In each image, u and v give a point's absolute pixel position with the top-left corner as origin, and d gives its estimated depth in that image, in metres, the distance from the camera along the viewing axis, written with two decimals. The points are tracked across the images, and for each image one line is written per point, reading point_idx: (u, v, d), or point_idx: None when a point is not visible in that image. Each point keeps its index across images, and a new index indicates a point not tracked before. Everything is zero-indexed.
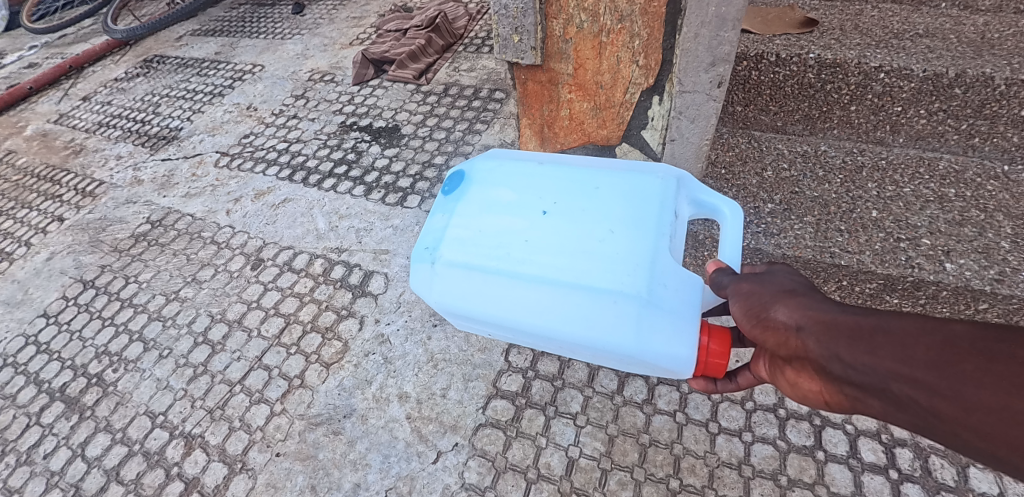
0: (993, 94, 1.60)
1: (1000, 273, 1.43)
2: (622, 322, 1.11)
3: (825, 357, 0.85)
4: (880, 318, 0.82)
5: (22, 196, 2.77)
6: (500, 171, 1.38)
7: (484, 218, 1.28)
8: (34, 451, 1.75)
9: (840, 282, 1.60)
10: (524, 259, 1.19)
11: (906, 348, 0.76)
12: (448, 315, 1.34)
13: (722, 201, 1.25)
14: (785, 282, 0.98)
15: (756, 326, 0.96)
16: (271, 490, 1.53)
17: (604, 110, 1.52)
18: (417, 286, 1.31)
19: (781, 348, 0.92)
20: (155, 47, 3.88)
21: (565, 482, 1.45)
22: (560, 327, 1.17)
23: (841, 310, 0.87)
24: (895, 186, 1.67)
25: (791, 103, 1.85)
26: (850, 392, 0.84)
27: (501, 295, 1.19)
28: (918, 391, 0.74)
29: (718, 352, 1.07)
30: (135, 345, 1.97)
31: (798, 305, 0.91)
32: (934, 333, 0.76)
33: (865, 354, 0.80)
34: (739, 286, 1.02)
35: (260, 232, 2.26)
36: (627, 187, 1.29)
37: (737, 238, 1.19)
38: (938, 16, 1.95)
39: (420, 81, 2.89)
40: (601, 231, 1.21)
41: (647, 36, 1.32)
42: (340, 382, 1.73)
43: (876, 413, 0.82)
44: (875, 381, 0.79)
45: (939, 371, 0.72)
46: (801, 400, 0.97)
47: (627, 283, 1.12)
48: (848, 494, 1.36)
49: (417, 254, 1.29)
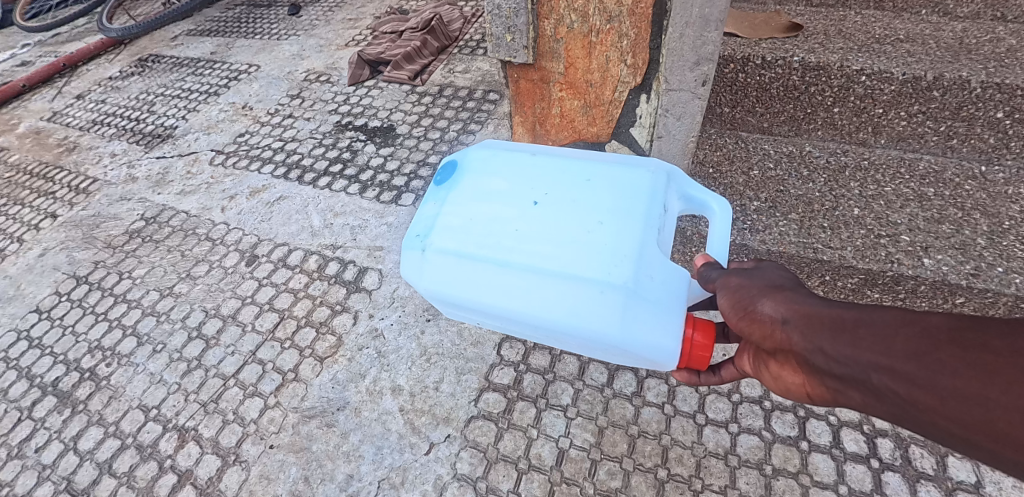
0: (969, 96, 1.66)
1: (976, 268, 1.48)
2: (608, 312, 1.14)
3: (809, 349, 0.88)
4: (862, 311, 0.85)
5: (15, 192, 2.77)
6: (492, 161, 1.42)
7: (476, 207, 1.32)
8: (25, 444, 1.76)
9: (822, 278, 1.64)
10: (513, 248, 1.23)
11: (886, 340, 0.79)
12: (437, 302, 1.37)
13: (711, 197, 1.29)
14: (774, 277, 1.00)
15: (742, 319, 0.98)
16: (264, 482, 1.54)
17: (594, 108, 1.56)
18: (406, 272, 1.34)
19: (766, 341, 0.95)
20: (150, 46, 3.89)
21: (555, 472, 1.47)
22: (547, 317, 1.19)
23: (824, 304, 0.90)
24: (877, 185, 1.72)
25: (777, 104, 1.90)
26: (831, 385, 0.88)
27: (488, 283, 1.22)
28: (896, 381, 0.77)
29: (702, 344, 1.12)
30: (128, 340, 1.98)
31: (785, 299, 0.94)
32: (913, 324, 0.78)
33: (847, 346, 0.83)
34: (727, 280, 1.04)
35: (255, 229, 2.28)
36: (618, 180, 1.33)
37: (725, 233, 1.23)
38: (919, 23, 2.01)
39: (415, 82, 2.93)
40: (590, 222, 1.24)
41: (635, 36, 1.37)
42: (333, 375, 1.75)
43: (856, 405, 0.86)
44: (856, 372, 0.82)
45: (917, 361, 0.75)
46: (784, 392, 1.02)
47: (615, 273, 1.15)
48: (831, 483, 1.40)
49: (409, 241, 1.32)
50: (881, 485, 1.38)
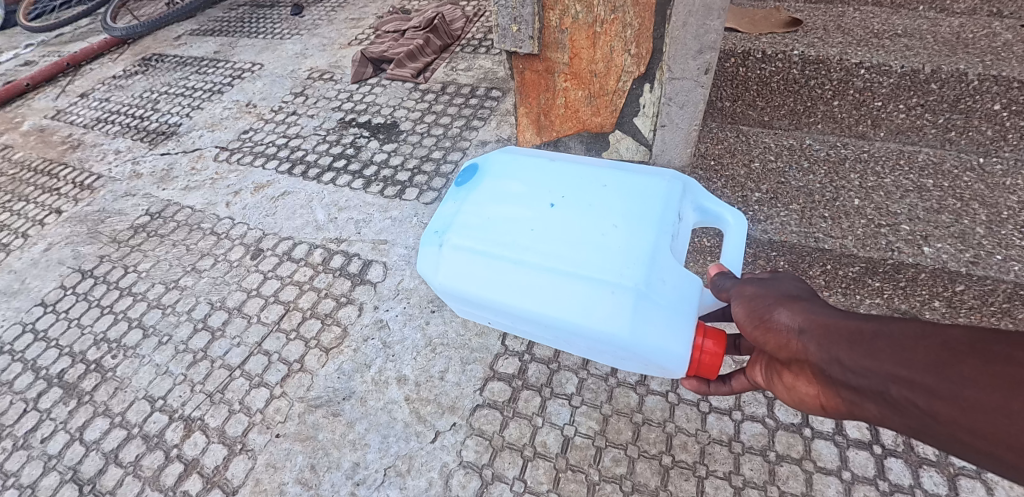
0: (966, 89, 1.68)
1: (976, 256, 1.50)
2: (617, 312, 1.15)
3: (825, 360, 0.88)
4: (879, 323, 0.84)
5: (18, 189, 2.78)
6: (511, 166, 1.45)
7: (494, 207, 1.35)
8: (31, 435, 1.76)
9: (824, 267, 1.66)
10: (526, 247, 1.25)
11: (904, 351, 0.78)
12: (450, 299, 1.38)
13: (726, 209, 1.31)
14: (790, 288, 1.02)
15: (757, 328, 1.00)
16: (271, 470, 1.55)
17: (598, 98, 1.58)
18: (422, 268, 1.36)
19: (780, 351, 0.96)
20: (154, 45, 3.92)
21: (561, 459, 1.48)
22: (555, 315, 1.20)
23: (841, 316, 0.90)
24: (876, 177, 1.74)
25: (776, 98, 1.92)
26: (848, 396, 0.87)
27: (501, 281, 1.24)
28: (915, 393, 0.75)
29: (712, 351, 1.13)
30: (134, 332, 1.99)
31: (800, 310, 0.95)
32: (931, 337, 0.77)
33: (863, 357, 0.82)
34: (741, 288, 1.07)
35: (260, 223, 2.30)
36: (632, 187, 1.35)
37: (739, 244, 1.25)
38: (916, 18, 2.03)
39: (419, 80, 2.96)
40: (604, 225, 1.26)
41: (639, 26, 1.39)
42: (339, 366, 1.76)
43: (874, 417, 0.84)
44: (873, 383, 0.81)
45: (936, 372, 0.73)
46: (798, 405, 1.01)
47: (625, 274, 1.17)
48: (834, 469, 1.41)
49: (427, 237, 1.36)
50: (885, 471, 1.39)
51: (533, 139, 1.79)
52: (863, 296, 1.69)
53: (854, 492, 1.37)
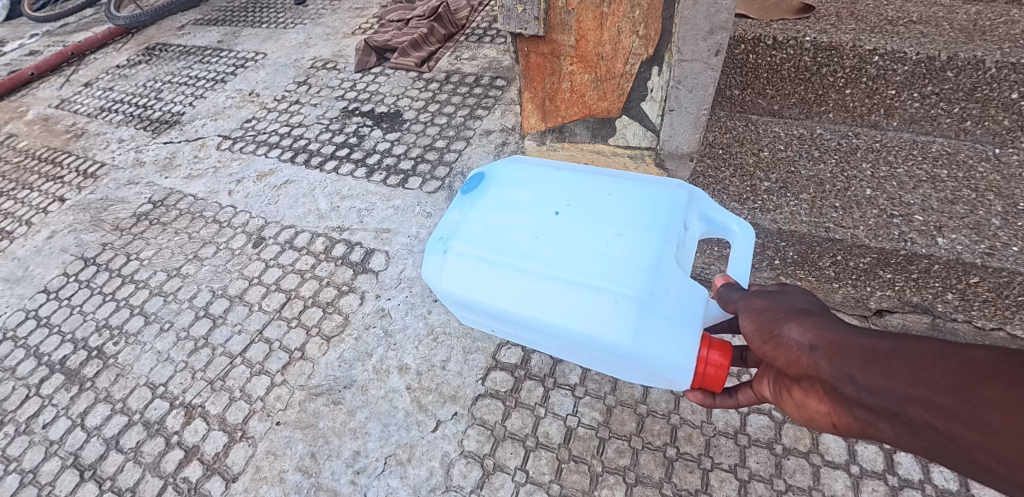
0: (983, 77, 1.63)
1: (990, 247, 1.45)
2: (620, 322, 1.12)
3: (837, 378, 0.84)
4: (895, 341, 0.81)
5: (23, 177, 2.78)
6: (517, 174, 1.43)
7: (499, 215, 1.32)
8: (33, 421, 1.76)
9: (833, 258, 1.63)
10: (531, 255, 1.23)
11: (922, 372, 0.75)
12: (453, 306, 1.36)
13: (733, 220, 1.28)
14: (798, 301, 0.98)
15: (766, 343, 0.95)
16: (271, 457, 1.54)
17: (604, 82, 1.55)
18: (425, 275, 1.34)
19: (791, 367, 0.92)
20: (157, 35, 3.91)
21: (563, 450, 1.46)
22: (558, 323, 1.17)
23: (853, 332, 0.86)
24: (889, 166, 1.70)
25: (787, 86, 1.88)
26: (861, 415, 0.83)
27: (503, 289, 1.22)
28: (934, 414, 0.72)
29: (718, 363, 1.09)
30: (136, 319, 1.98)
31: (811, 324, 0.91)
32: (951, 357, 0.74)
33: (880, 376, 0.79)
34: (749, 301, 1.02)
35: (261, 212, 2.28)
36: (637, 196, 1.32)
37: (746, 256, 1.21)
38: (932, 6, 1.99)
39: (421, 69, 2.92)
40: (608, 233, 1.24)
41: (647, 6, 1.35)
42: (341, 354, 1.75)
43: (889, 438, 0.81)
44: (888, 404, 0.78)
45: (956, 395, 0.71)
46: (807, 422, 0.96)
47: (629, 283, 1.14)
48: (842, 463, 1.38)
49: (431, 245, 1.33)
50: (894, 465, 1.36)
51: (538, 126, 1.76)
52: (873, 288, 1.64)
53: (862, 487, 1.34)
